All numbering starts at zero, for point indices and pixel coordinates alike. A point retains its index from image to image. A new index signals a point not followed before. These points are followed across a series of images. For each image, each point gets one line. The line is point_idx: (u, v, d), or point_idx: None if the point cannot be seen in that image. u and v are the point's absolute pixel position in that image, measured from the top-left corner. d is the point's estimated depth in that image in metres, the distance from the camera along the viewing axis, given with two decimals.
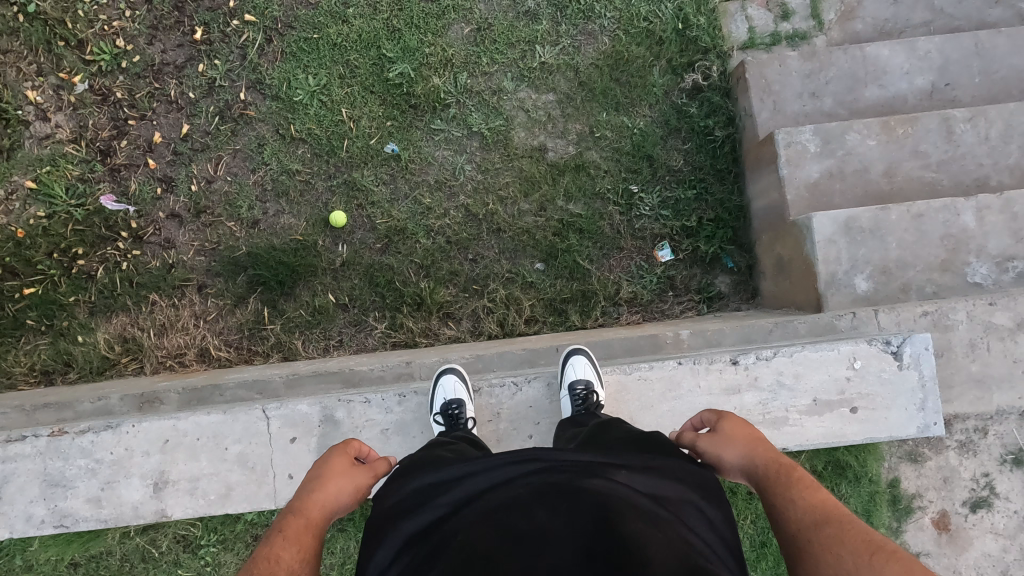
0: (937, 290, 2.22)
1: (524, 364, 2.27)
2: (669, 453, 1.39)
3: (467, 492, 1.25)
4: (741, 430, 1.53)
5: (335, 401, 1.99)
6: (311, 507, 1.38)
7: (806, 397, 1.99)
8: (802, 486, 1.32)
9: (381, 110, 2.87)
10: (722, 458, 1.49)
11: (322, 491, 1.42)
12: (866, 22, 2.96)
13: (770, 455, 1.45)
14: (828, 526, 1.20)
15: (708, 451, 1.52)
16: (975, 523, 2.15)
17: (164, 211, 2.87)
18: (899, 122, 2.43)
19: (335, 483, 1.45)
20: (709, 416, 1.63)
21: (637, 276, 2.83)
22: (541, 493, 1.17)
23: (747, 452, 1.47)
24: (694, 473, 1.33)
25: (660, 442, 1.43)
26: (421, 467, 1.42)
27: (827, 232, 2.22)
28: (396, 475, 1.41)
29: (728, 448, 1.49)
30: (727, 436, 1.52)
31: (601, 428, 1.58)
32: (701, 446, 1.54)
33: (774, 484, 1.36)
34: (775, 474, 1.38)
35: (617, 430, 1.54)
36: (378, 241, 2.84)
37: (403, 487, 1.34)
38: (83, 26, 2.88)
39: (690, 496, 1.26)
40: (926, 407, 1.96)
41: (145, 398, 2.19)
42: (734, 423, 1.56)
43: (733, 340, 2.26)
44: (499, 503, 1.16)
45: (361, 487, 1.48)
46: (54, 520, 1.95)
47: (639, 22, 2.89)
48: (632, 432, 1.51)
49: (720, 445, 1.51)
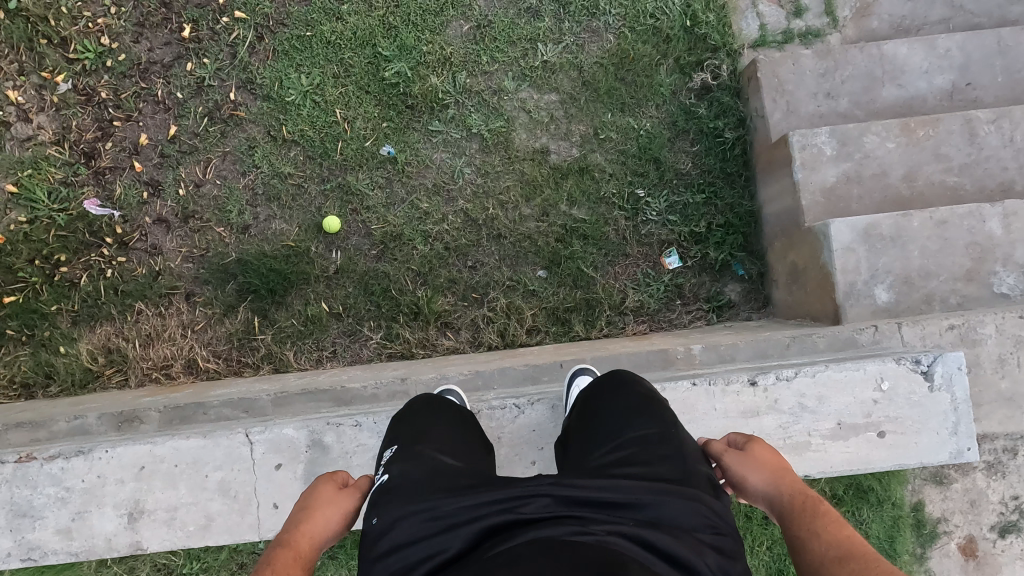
0: (962, 301, 2.11)
1: (525, 381, 2.14)
2: (684, 484, 1.25)
3: (464, 543, 1.13)
4: (770, 454, 1.41)
5: (323, 425, 1.87)
6: (299, 539, 1.27)
7: (830, 419, 1.86)
8: (828, 519, 1.20)
9: (377, 111, 2.75)
10: (744, 479, 1.37)
11: (311, 521, 1.31)
12: (882, 19, 2.83)
13: (797, 484, 1.32)
14: (853, 563, 1.07)
15: (733, 469, 1.40)
16: (1004, 549, 2.04)
17: (150, 215, 2.75)
18: (919, 124, 2.31)
19: (322, 512, 1.33)
20: (737, 433, 1.52)
21: (643, 284, 2.71)
22: (539, 548, 1.03)
23: (772, 478, 1.35)
24: (710, 514, 1.19)
25: (676, 466, 1.30)
26: (407, 494, 1.27)
27: (846, 240, 2.12)
28: (388, 499, 1.28)
29: (752, 470, 1.37)
30: (752, 457, 1.40)
31: (610, 415, 1.48)
32: (725, 462, 1.42)
33: (798, 514, 1.24)
34: (800, 505, 1.26)
35: (627, 419, 1.44)
36: (373, 248, 2.73)
37: (395, 524, 1.21)
38: (66, 23, 2.76)
39: (703, 547, 1.11)
40: (959, 431, 1.83)
41: (125, 417, 2.07)
42: (764, 446, 1.44)
43: (747, 355, 2.14)
44: (493, 561, 1.03)
45: (349, 513, 1.37)
46: (21, 553, 1.83)
47: (645, 19, 2.78)
48: (646, 426, 1.41)
49: (746, 464, 1.39)
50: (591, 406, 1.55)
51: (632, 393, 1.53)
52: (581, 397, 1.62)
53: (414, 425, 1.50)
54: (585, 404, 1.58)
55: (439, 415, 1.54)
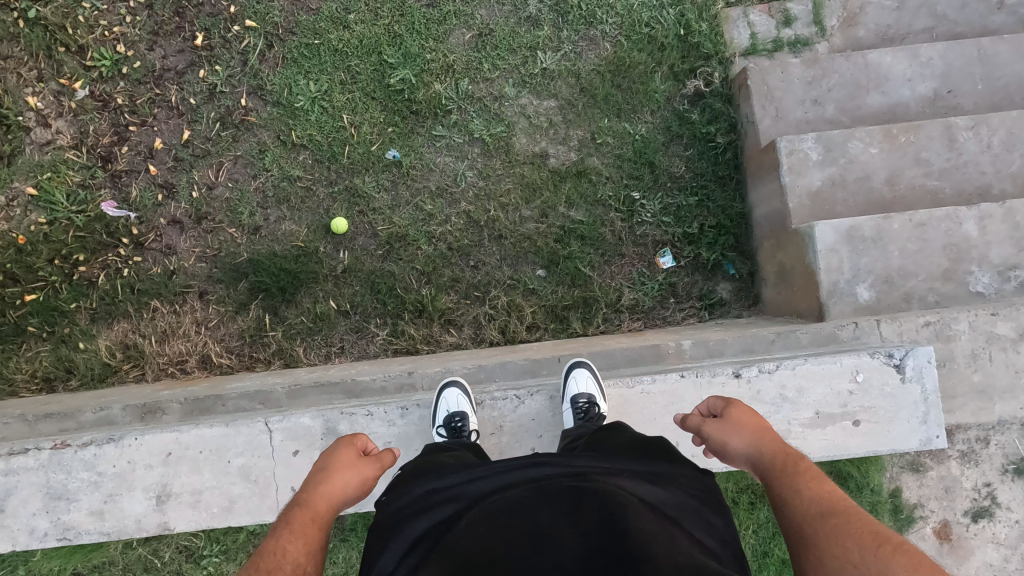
0: (940, 299, 2.22)
1: (525, 374, 2.26)
2: (671, 457, 1.36)
3: (472, 498, 1.25)
4: (748, 417, 1.52)
5: (337, 415, 1.99)
6: (317, 500, 1.38)
7: (809, 409, 1.96)
8: (808, 476, 1.30)
9: (383, 117, 2.87)
10: (728, 445, 1.48)
11: (329, 483, 1.42)
12: (868, 28, 2.94)
13: (777, 445, 1.43)
14: (834, 517, 1.17)
15: (715, 436, 1.51)
16: (976, 533, 2.16)
17: (165, 217, 2.87)
18: (901, 130, 2.42)
19: (341, 475, 1.45)
20: (716, 399, 1.62)
21: (639, 283, 2.83)
22: (543, 496, 1.17)
23: (754, 441, 1.45)
24: (696, 478, 1.30)
25: (663, 448, 1.41)
26: (424, 473, 1.39)
27: (829, 241, 2.23)
28: (397, 483, 1.38)
29: (735, 436, 1.47)
30: (735, 424, 1.51)
31: (610, 431, 1.57)
32: (708, 431, 1.53)
33: (780, 473, 1.34)
34: (781, 464, 1.36)
35: (624, 431, 1.55)
36: (379, 248, 2.84)
37: (405, 493, 1.31)
38: (83, 31, 2.88)
39: (693, 503, 1.24)
40: (928, 420, 1.94)
41: (147, 408, 2.19)
42: (742, 411, 1.55)
43: (735, 350, 2.25)
44: (503, 507, 1.17)
45: (366, 479, 1.49)
46: (56, 533, 1.95)
47: (640, 28, 2.89)
48: (640, 434, 1.51)
49: (727, 431, 1.50)
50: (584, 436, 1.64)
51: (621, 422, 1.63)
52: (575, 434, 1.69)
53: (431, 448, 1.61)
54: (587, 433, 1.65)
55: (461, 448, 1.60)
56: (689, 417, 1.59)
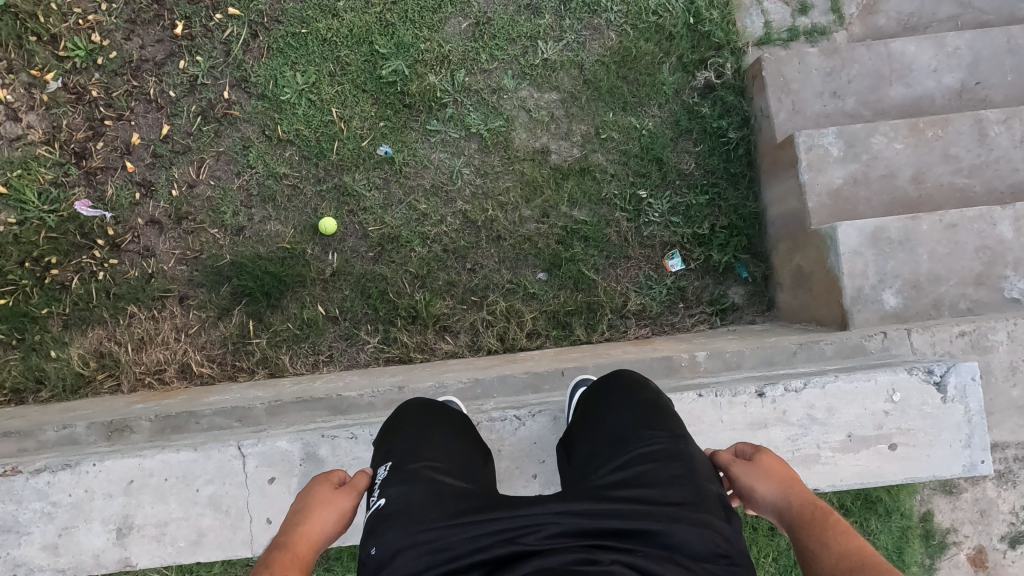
0: (973, 306, 2.07)
1: (525, 389, 2.09)
2: (695, 507, 1.18)
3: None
4: (777, 465, 1.36)
5: (318, 438, 1.82)
6: (299, 541, 1.24)
7: (839, 432, 1.79)
8: (851, 545, 1.12)
9: (374, 111, 2.70)
10: (755, 493, 1.31)
11: (307, 524, 1.28)
12: (889, 17, 2.77)
13: (812, 502, 1.26)
14: None
15: (740, 481, 1.34)
16: (1014, 560, 2.03)
17: (142, 216, 2.70)
18: (928, 124, 2.26)
19: (319, 513, 1.30)
20: (746, 444, 1.45)
21: (646, 287, 2.67)
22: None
23: (785, 493, 1.28)
24: (723, 543, 1.12)
25: (688, 487, 1.23)
26: (411, 514, 1.21)
27: (854, 243, 2.08)
28: (386, 523, 1.21)
29: (765, 485, 1.31)
30: (764, 470, 1.34)
31: (620, 422, 1.41)
32: (733, 476, 1.36)
33: (817, 536, 1.17)
34: (818, 525, 1.19)
35: (639, 429, 1.37)
36: (370, 250, 2.68)
37: (394, 555, 1.15)
38: (56, 19, 2.70)
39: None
40: (972, 443, 1.76)
41: (115, 426, 2.03)
42: (772, 458, 1.39)
43: (753, 362, 2.08)
44: None
45: (346, 513, 1.33)
46: (7, 569, 1.78)
47: (648, 16, 2.72)
48: (656, 440, 1.33)
49: (755, 477, 1.33)
50: (595, 413, 1.49)
51: (637, 399, 1.45)
52: (585, 400, 1.56)
53: (409, 441, 1.42)
54: (590, 410, 1.51)
55: (438, 426, 1.48)
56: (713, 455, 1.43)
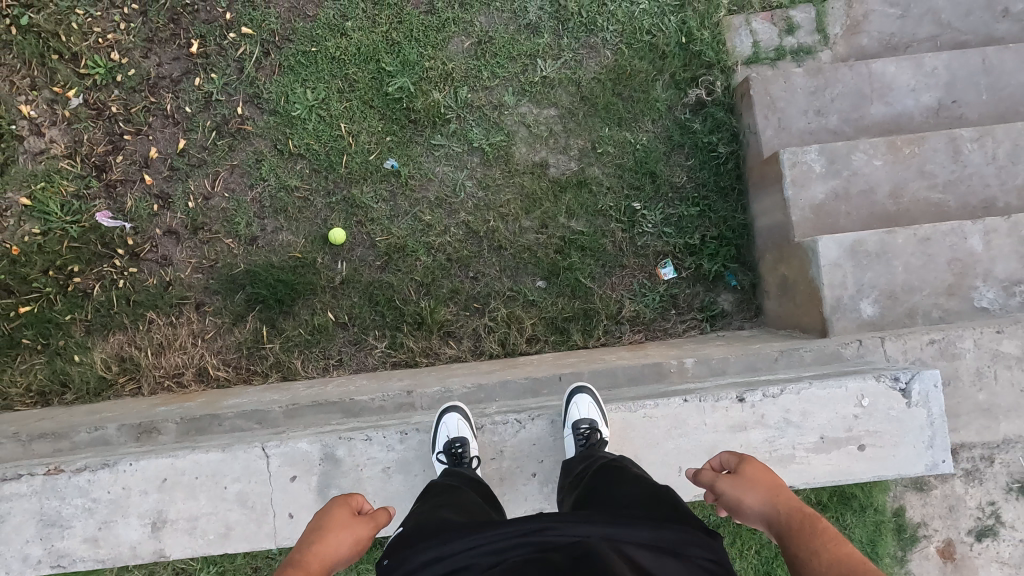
0: (944, 315, 2.21)
1: (525, 394, 2.24)
2: (680, 520, 1.28)
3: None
4: (762, 475, 1.54)
5: (335, 440, 1.96)
6: (311, 557, 1.40)
7: (814, 434, 1.93)
8: (824, 535, 1.31)
9: (381, 126, 2.83)
10: (742, 501, 1.51)
11: (329, 541, 1.44)
12: (872, 36, 2.90)
13: (793, 504, 1.45)
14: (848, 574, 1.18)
15: (729, 492, 1.53)
16: (980, 552, 2.17)
17: (161, 227, 2.84)
18: (905, 143, 2.40)
19: (334, 537, 1.45)
20: (731, 457, 1.65)
21: (640, 294, 2.81)
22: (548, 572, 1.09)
23: (769, 499, 1.48)
24: (708, 549, 1.22)
25: (671, 509, 1.34)
26: (424, 534, 1.32)
27: (833, 256, 2.22)
28: (402, 543, 1.32)
29: (750, 493, 1.50)
30: (750, 481, 1.53)
31: (606, 480, 1.55)
32: (722, 487, 1.55)
33: (797, 532, 1.36)
34: (798, 524, 1.38)
35: (624, 484, 1.51)
36: (377, 259, 2.81)
37: (407, 559, 1.26)
38: (77, 38, 2.84)
39: None
40: (934, 445, 1.90)
41: (143, 428, 2.16)
42: (756, 468, 1.58)
43: (738, 368, 2.21)
44: None
45: (361, 539, 1.49)
46: (50, 561, 1.92)
47: (642, 36, 2.85)
48: (638, 487, 1.46)
49: (741, 488, 1.52)
50: (585, 479, 1.64)
51: (621, 467, 1.62)
52: (575, 474, 1.71)
53: (418, 498, 1.57)
54: (580, 478, 1.67)
55: (442, 486, 1.63)
56: (704, 472, 1.62)
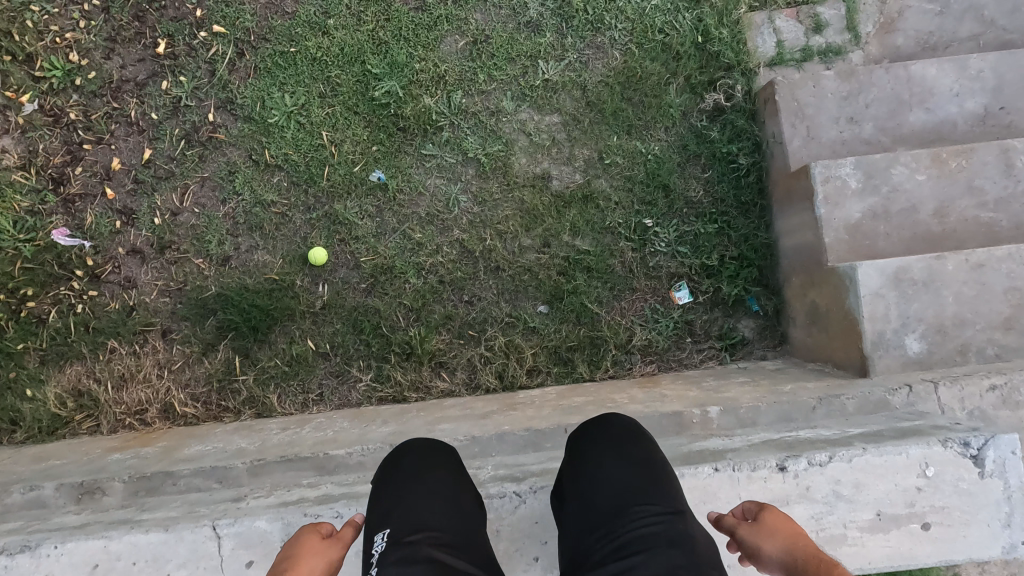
0: (1000, 353, 1.96)
1: (527, 446, 1.97)
2: None
3: None
4: (785, 523, 1.30)
5: (299, 517, 1.69)
6: None
7: (868, 510, 1.67)
8: None
9: (366, 134, 2.57)
10: (760, 549, 1.27)
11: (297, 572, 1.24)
12: (907, 35, 2.64)
13: (817, 552, 1.20)
14: None
15: (746, 540, 1.30)
16: None
17: (123, 246, 2.57)
18: (951, 155, 2.14)
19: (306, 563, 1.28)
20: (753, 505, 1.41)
21: (652, 321, 2.54)
22: None
23: (790, 545, 1.23)
24: None
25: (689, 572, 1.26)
26: None
27: (875, 285, 1.98)
28: None
29: (769, 540, 1.26)
30: (769, 528, 1.29)
31: (616, 488, 1.51)
32: (738, 535, 1.32)
33: None
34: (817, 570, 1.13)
35: (636, 505, 1.45)
36: (362, 281, 2.55)
37: None
38: (32, 37, 2.57)
39: None
40: (1013, 523, 1.64)
41: (85, 489, 1.93)
42: (780, 515, 1.34)
43: (769, 419, 1.94)
44: None
45: (333, 562, 1.31)
46: None
47: (654, 35, 2.59)
48: (654, 521, 1.40)
49: (760, 536, 1.29)
50: (590, 465, 1.59)
51: (634, 463, 1.56)
52: (576, 445, 1.67)
53: (409, 507, 1.51)
54: (581, 455, 1.63)
55: (436, 488, 1.57)
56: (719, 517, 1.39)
